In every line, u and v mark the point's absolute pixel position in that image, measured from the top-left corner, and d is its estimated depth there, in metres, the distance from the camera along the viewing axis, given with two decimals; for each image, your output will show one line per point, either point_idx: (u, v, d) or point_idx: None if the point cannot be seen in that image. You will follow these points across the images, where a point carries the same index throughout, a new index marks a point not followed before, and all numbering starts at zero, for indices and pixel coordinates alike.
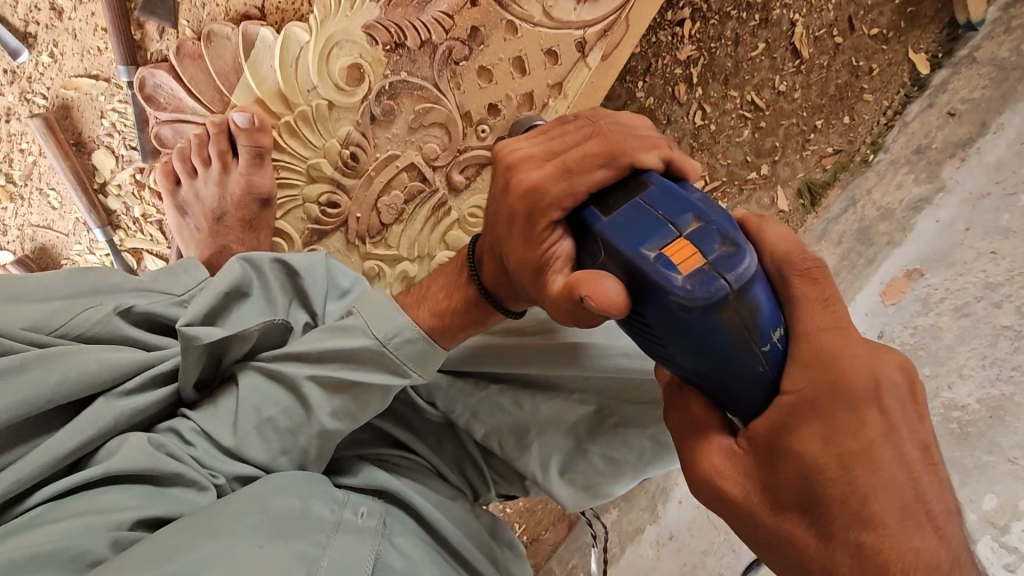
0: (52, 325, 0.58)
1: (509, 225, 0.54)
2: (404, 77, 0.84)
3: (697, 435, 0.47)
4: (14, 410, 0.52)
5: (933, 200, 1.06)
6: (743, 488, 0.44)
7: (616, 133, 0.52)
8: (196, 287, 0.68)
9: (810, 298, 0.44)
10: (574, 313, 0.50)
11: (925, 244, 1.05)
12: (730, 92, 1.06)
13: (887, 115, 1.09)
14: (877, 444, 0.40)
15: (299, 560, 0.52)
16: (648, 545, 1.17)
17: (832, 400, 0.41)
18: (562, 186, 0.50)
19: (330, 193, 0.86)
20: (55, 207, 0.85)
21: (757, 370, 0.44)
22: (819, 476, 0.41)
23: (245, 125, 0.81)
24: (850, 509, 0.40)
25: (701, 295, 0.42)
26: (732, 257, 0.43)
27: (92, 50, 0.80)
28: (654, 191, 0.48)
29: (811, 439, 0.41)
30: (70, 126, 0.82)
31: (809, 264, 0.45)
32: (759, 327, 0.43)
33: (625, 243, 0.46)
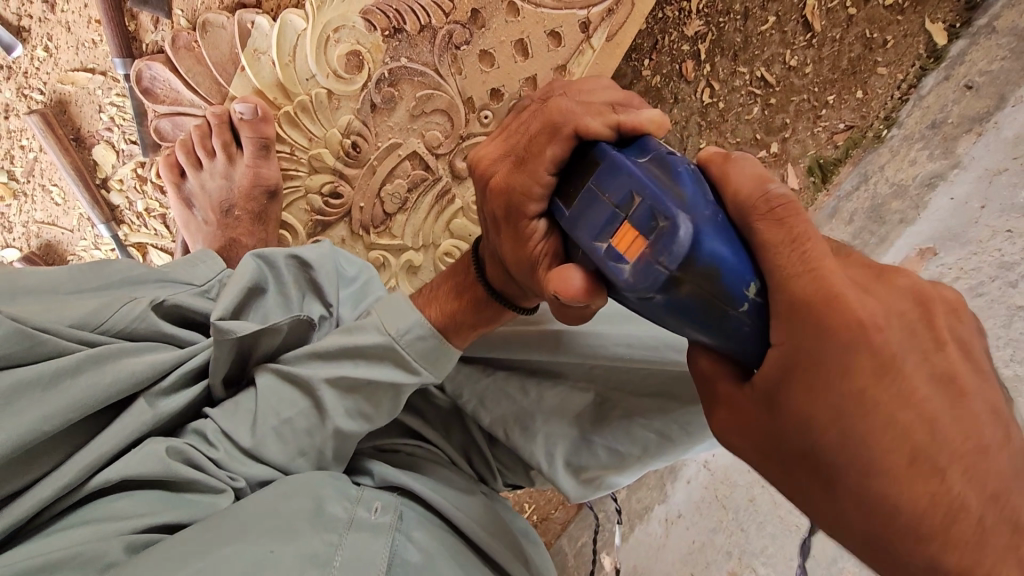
0: (94, 321, 0.58)
1: (497, 229, 0.54)
2: (404, 63, 0.82)
3: (707, 390, 0.43)
4: (75, 411, 0.53)
5: (947, 175, 1.02)
6: (745, 440, 0.41)
7: (559, 107, 0.48)
8: (214, 277, 0.71)
9: (779, 241, 0.37)
10: (563, 313, 0.49)
11: (937, 221, 1.02)
12: (739, 68, 1.05)
13: (901, 88, 1.05)
14: (882, 389, 0.35)
15: (312, 562, 0.53)
16: (658, 522, 1.20)
17: (822, 352, 0.36)
18: (523, 179, 0.49)
19: (333, 183, 0.86)
20: (58, 203, 0.85)
21: (740, 329, 0.39)
22: (821, 437, 0.36)
23: (247, 116, 0.79)
24: (851, 459, 0.35)
25: (642, 283, 0.40)
26: (669, 233, 0.38)
27: (87, 43, 0.78)
28: (602, 170, 0.44)
29: (807, 394, 0.36)
30: (68, 121, 0.80)
31: (774, 200, 0.38)
32: (720, 290, 0.39)
33: (584, 237, 0.44)
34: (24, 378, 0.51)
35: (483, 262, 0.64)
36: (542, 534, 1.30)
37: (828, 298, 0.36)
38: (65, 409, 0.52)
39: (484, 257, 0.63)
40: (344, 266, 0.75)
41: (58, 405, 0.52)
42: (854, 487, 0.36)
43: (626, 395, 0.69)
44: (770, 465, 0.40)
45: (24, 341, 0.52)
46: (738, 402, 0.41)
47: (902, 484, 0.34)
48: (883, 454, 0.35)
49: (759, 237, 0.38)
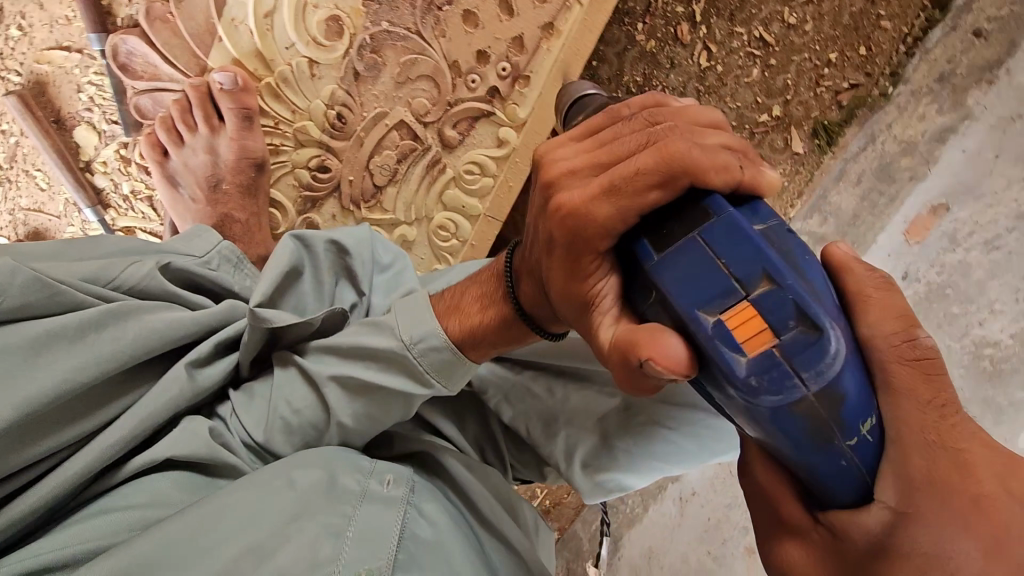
0: (104, 278, 0.57)
1: (549, 251, 0.49)
2: (385, 27, 0.80)
3: (768, 507, 0.44)
4: (104, 364, 0.53)
5: (958, 129, 0.98)
6: (800, 512, 0.42)
7: (676, 142, 0.43)
8: (214, 248, 0.67)
9: (914, 391, 0.38)
10: (626, 384, 0.45)
11: (950, 174, 0.98)
12: (736, 29, 1.01)
13: (907, 42, 1.01)
14: (980, 525, 0.35)
15: (324, 535, 0.52)
16: (671, 502, 1.17)
17: (928, 464, 0.36)
18: (607, 209, 0.44)
19: (320, 157, 0.84)
20: (43, 188, 0.83)
21: (840, 464, 0.38)
22: (897, 537, 0.36)
23: (228, 86, 0.78)
24: (926, 562, 0.36)
25: (766, 395, 0.38)
26: (811, 347, 0.37)
27: (61, 20, 0.76)
28: (717, 227, 0.41)
29: (925, 500, 0.36)
30: (47, 103, 0.79)
31: (920, 355, 0.38)
32: (839, 422, 0.37)
33: (682, 305, 0.41)
34: (52, 330, 0.51)
35: (515, 277, 0.58)
36: (554, 520, 1.27)
37: (947, 435, 0.37)
38: (93, 360, 0.52)
39: (518, 270, 0.58)
40: (379, 254, 0.74)
41: (84, 358, 0.52)
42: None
43: (655, 403, 0.67)
44: (824, 572, 0.41)
45: (42, 291, 0.51)
46: (804, 535, 0.42)
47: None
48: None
49: (889, 372, 0.38)
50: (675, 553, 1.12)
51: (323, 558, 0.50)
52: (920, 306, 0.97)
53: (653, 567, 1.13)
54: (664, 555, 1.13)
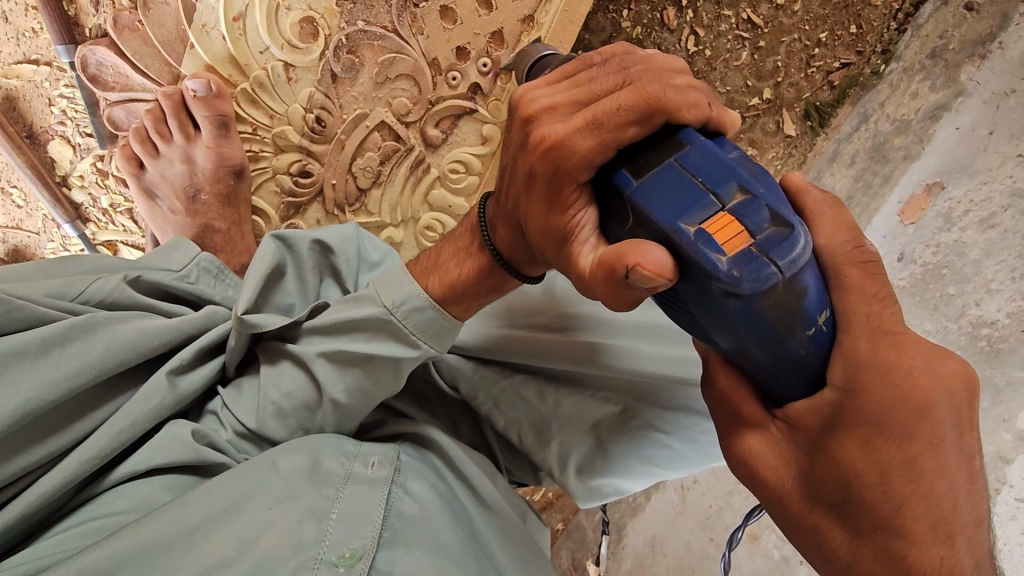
0: (72, 292, 0.57)
1: (527, 186, 0.48)
2: (361, 27, 0.78)
3: (727, 410, 0.47)
4: (71, 380, 0.51)
5: (952, 105, 0.96)
6: (750, 407, 0.45)
7: (649, 79, 0.44)
8: (191, 261, 0.67)
9: (858, 286, 0.41)
10: (612, 301, 0.43)
11: (945, 153, 0.97)
12: (724, 12, 0.98)
13: (898, 18, 0.98)
14: (919, 400, 0.39)
15: (310, 515, 0.53)
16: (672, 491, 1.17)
17: (874, 348, 0.40)
18: (589, 142, 0.43)
19: (301, 162, 0.82)
20: (20, 205, 0.82)
21: (799, 353, 0.41)
22: (848, 413, 0.40)
23: (202, 93, 0.76)
24: (865, 425, 0.40)
25: (748, 282, 0.38)
26: (785, 241, 0.38)
27: (27, 32, 0.73)
28: (690, 153, 0.42)
29: (863, 374, 0.40)
30: (19, 118, 0.77)
31: (863, 255, 0.42)
32: (803, 312, 0.40)
33: (659, 217, 0.40)
34: (12, 347, 0.49)
35: (490, 228, 0.58)
36: (558, 511, 1.27)
37: (888, 322, 0.40)
38: (60, 376, 0.50)
39: (493, 221, 0.58)
40: (365, 251, 0.73)
41: (47, 372, 0.50)
42: (852, 480, 0.40)
43: (649, 406, 0.69)
44: (780, 461, 0.44)
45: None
46: (765, 429, 0.45)
47: (894, 485, 0.39)
48: (895, 453, 0.39)
49: (840, 273, 0.41)
50: (678, 541, 1.12)
51: (307, 540, 0.51)
52: (916, 289, 0.97)
53: (656, 555, 1.14)
54: (667, 542, 1.14)
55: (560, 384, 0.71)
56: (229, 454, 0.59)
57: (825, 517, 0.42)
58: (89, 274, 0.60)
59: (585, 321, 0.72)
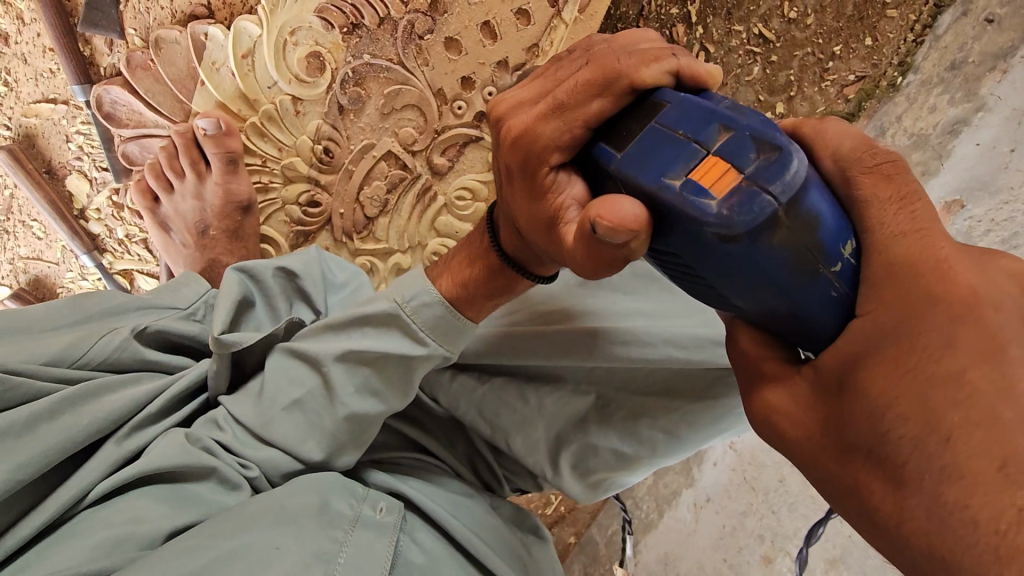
0: (72, 357, 0.59)
1: (511, 182, 0.50)
2: (367, 60, 0.78)
3: (751, 370, 0.43)
4: (54, 457, 0.54)
5: (972, 121, 0.93)
6: (778, 362, 0.41)
7: (608, 55, 0.45)
8: (198, 299, 0.72)
9: (884, 198, 0.37)
10: (599, 265, 0.43)
11: (964, 170, 0.94)
12: (734, 27, 0.97)
13: (915, 30, 0.96)
14: (956, 298, 0.33)
15: (317, 558, 0.52)
16: (686, 508, 1.16)
17: (896, 257, 0.36)
18: (554, 125, 0.45)
19: (309, 192, 0.84)
20: (40, 237, 0.84)
21: (830, 295, 0.37)
22: (872, 337, 0.35)
23: (211, 131, 0.78)
24: (897, 346, 0.34)
25: (741, 219, 0.35)
26: (774, 166, 0.36)
27: (45, 73, 0.75)
28: (671, 110, 0.40)
29: (892, 286, 0.35)
30: (38, 155, 0.79)
31: (881, 160, 0.38)
32: (819, 244, 0.37)
33: (646, 176, 0.39)
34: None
35: (496, 228, 0.61)
36: (570, 525, 1.28)
37: (923, 221, 0.36)
38: (43, 454, 0.53)
39: (499, 221, 0.60)
40: (331, 270, 0.76)
41: (38, 447, 0.53)
42: (886, 413, 0.34)
43: (627, 395, 0.69)
44: (805, 417, 0.39)
45: None
46: (789, 380, 0.40)
47: (938, 411, 0.32)
48: (932, 367, 0.33)
49: (853, 185, 0.38)
50: (692, 560, 1.09)
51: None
52: None
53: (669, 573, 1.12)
54: (681, 560, 1.11)
55: (543, 385, 0.70)
56: (219, 458, 0.59)
57: (863, 469, 0.35)
58: (95, 322, 0.64)
59: (579, 312, 0.71)
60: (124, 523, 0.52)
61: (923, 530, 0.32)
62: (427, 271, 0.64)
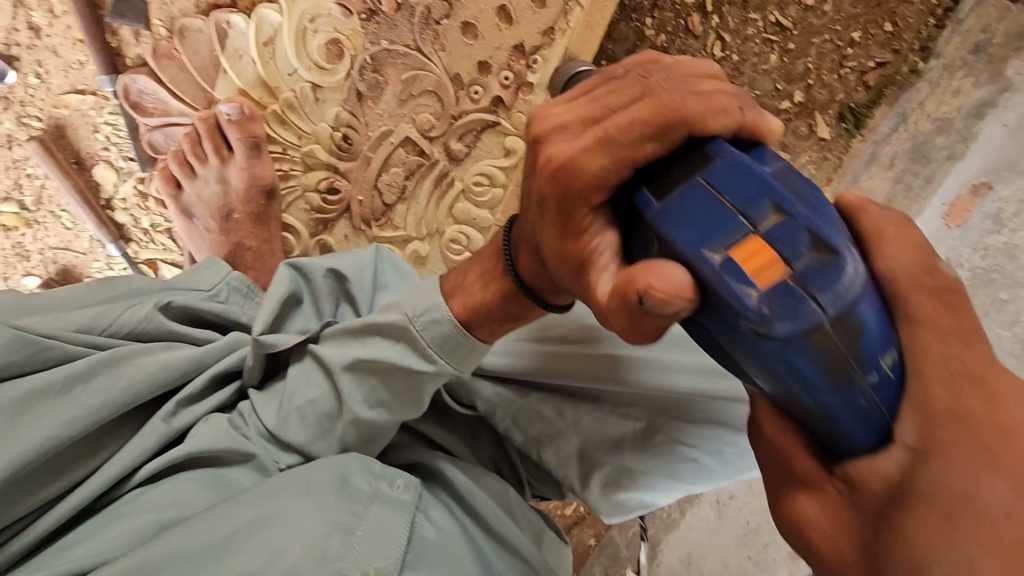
0: (102, 325, 0.61)
1: (541, 211, 0.47)
2: (385, 46, 0.79)
3: (778, 455, 0.41)
4: (94, 415, 0.55)
5: (998, 102, 0.91)
6: (807, 463, 0.40)
7: (668, 91, 0.42)
8: (221, 281, 0.71)
9: (929, 323, 0.37)
10: (628, 331, 0.41)
11: (992, 152, 0.91)
12: (751, 16, 0.95)
13: (937, 14, 0.95)
14: (1017, 465, 0.33)
15: (336, 530, 0.55)
16: (709, 505, 1.14)
17: (936, 388, 0.35)
18: (600, 161, 0.42)
19: (329, 179, 0.84)
20: (69, 227, 0.86)
21: (859, 403, 0.36)
22: (922, 471, 0.34)
23: (234, 116, 0.79)
24: (941, 467, 0.34)
25: (784, 318, 0.35)
26: (828, 270, 0.36)
27: (74, 64, 0.77)
28: (720, 167, 0.40)
29: (946, 428, 0.34)
30: (67, 145, 0.81)
31: (944, 281, 0.38)
32: (860, 353, 0.36)
33: (685, 244, 0.38)
34: (36, 389, 0.53)
35: (513, 248, 0.57)
36: (590, 526, 1.25)
37: (975, 365, 0.36)
38: (83, 414, 0.54)
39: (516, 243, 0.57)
40: (385, 271, 0.75)
41: (71, 410, 0.54)
42: (930, 558, 0.33)
43: (670, 420, 0.68)
44: (837, 530, 0.38)
45: (30, 347, 0.54)
46: (821, 488, 0.39)
47: (984, 566, 0.31)
48: (982, 520, 0.32)
49: (912, 306, 0.38)
50: (716, 559, 1.07)
51: (332, 553, 0.53)
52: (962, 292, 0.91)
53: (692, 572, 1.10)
54: (704, 558, 1.09)
55: (577, 402, 0.70)
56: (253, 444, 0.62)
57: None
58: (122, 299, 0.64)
59: (607, 336, 0.70)
60: (168, 508, 0.56)
61: None
62: (442, 281, 0.61)
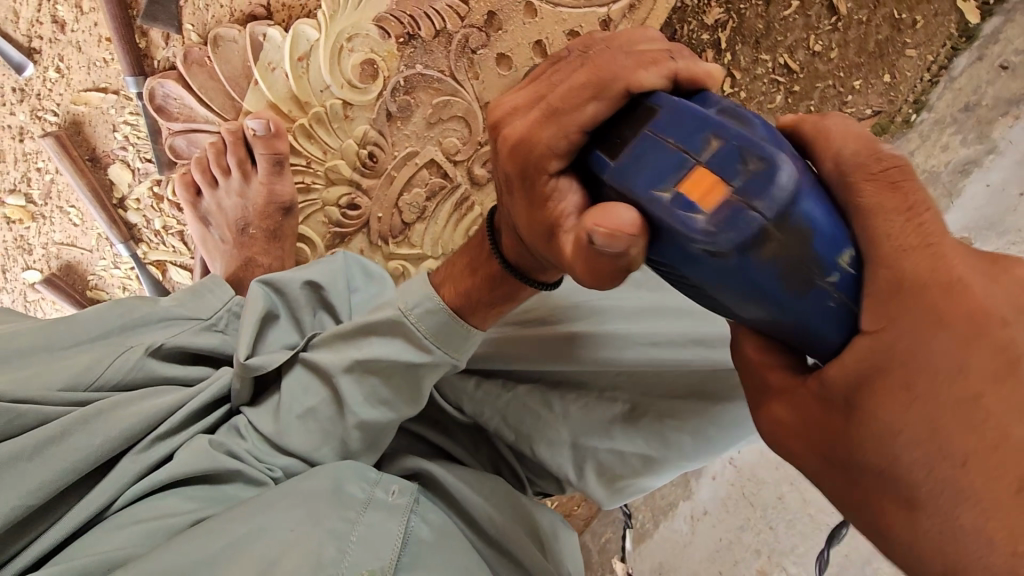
0: (88, 379, 0.57)
1: (509, 189, 0.48)
2: (420, 70, 0.80)
3: (754, 376, 0.42)
4: (67, 473, 0.52)
5: (983, 161, 0.97)
6: (782, 368, 0.40)
7: (602, 57, 0.42)
8: (223, 307, 0.69)
9: (890, 208, 0.35)
10: (590, 277, 0.41)
11: (974, 210, 0.98)
12: (761, 55, 0.92)
13: (931, 71, 0.95)
14: (971, 326, 0.33)
15: (329, 537, 0.52)
16: (682, 519, 1.13)
17: (902, 274, 0.34)
18: (549, 131, 0.42)
19: (350, 195, 0.84)
20: (77, 223, 0.84)
21: (826, 306, 0.36)
22: (877, 364, 0.34)
23: (261, 132, 0.78)
24: (906, 361, 0.33)
25: (727, 237, 0.35)
26: (763, 179, 0.35)
27: (98, 62, 0.77)
28: (661, 115, 0.38)
29: (906, 317, 0.34)
30: (83, 142, 0.80)
31: (887, 167, 0.36)
32: (813, 257, 0.35)
33: (635, 185, 0.37)
34: (9, 455, 0.50)
35: (497, 234, 0.58)
36: None
37: (926, 236, 0.34)
38: (51, 480, 0.51)
39: (499, 225, 0.58)
40: (356, 278, 0.74)
41: (41, 474, 0.51)
42: (899, 439, 0.33)
43: (654, 399, 0.67)
44: (808, 433, 0.38)
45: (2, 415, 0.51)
46: (792, 391, 0.39)
47: (952, 439, 0.32)
48: (945, 394, 0.32)
49: (856, 192, 0.36)
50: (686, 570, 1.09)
51: (326, 561, 0.50)
52: None
53: None
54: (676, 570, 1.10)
55: (564, 389, 0.69)
56: (246, 461, 0.59)
57: (877, 492, 0.35)
58: (116, 334, 0.61)
59: (554, 314, 0.71)
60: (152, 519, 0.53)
61: (936, 543, 0.32)
62: (429, 275, 0.61)
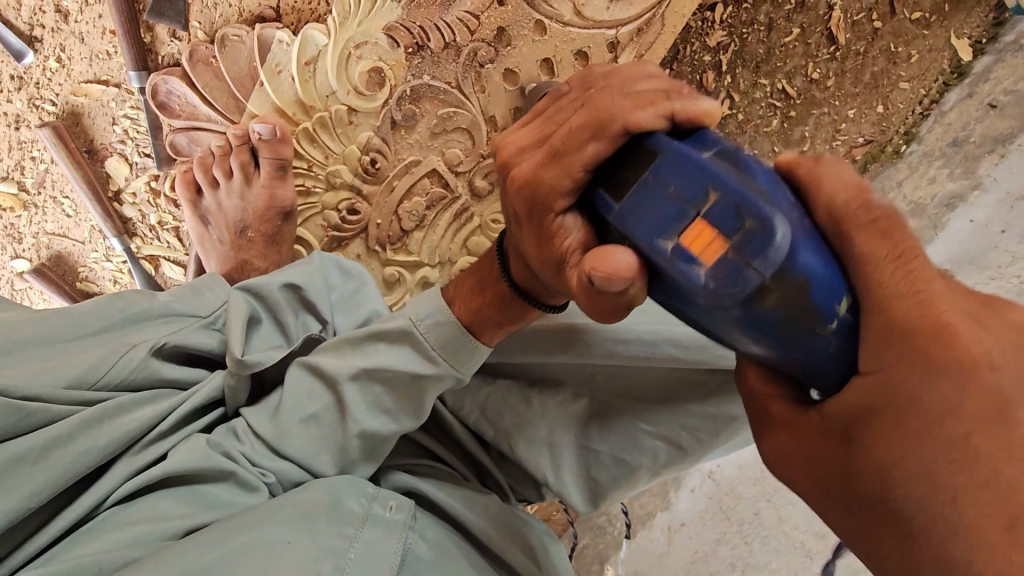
0: (93, 377, 0.56)
1: (518, 224, 0.50)
2: (427, 80, 0.80)
3: (759, 405, 0.43)
4: (69, 473, 0.52)
5: (968, 198, 1.00)
6: (784, 400, 0.41)
7: (604, 95, 0.44)
8: (220, 306, 0.68)
9: (875, 251, 0.35)
10: (594, 312, 0.43)
11: (957, 242, 1.01)
12: (760, 80, 0.93)
13: (924, 103, 0.96)
14: (963, 368, 0.32)
15: (326, 554, 0.52)
16: (659, 530, 1.11)
17: (896, 318, 0.34)
18: (553, 171, 0.44)
19: (350, 200, 0.83)
20: (70, 214, 0.83)
21: (826, 349, 0.37)
22: (869, 401, 0.35)
23: (267, 135, 0.78)
24: (897, 399, 0.34)
25: (727, 290, 0.36)
26: (759, 236, 0.36)
27: (101, 54, 0.77)
28: (662, 159, 0.39)
29: (897, 358, 0.34)
30: (81, 133, 0.79)
31: (876, 214, 0.36)
32: (813, 305, 0.36)
33: (638, 234, 0.40)
34: (15, 455, 0.49)
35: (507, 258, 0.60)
36: None
37: (918, 277, 0.34)
38: (55, 480, 0.51)
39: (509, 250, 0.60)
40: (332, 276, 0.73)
41: (47, 476, 0.50)
42: (892, 472, 0.34)
43: (628, 399, 0.66)
44: (809, 465, 0.39)
45: (11, 413, 0.50)
46: (793, 423, 0.40)
47: (944, 474, 0.32)
48: (937, 430, 0.32)
49: (851, 241, 0.36)
50: None
51: None
52: None
53: None
54: None
55: (540, 387, 0.69)
56: (242, 463, 0.59)
57: (879, 523, 0.35)
58: (117, 329, 0.61)
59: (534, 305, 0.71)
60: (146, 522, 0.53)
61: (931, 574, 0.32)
62: (443, 291, 0.62)
